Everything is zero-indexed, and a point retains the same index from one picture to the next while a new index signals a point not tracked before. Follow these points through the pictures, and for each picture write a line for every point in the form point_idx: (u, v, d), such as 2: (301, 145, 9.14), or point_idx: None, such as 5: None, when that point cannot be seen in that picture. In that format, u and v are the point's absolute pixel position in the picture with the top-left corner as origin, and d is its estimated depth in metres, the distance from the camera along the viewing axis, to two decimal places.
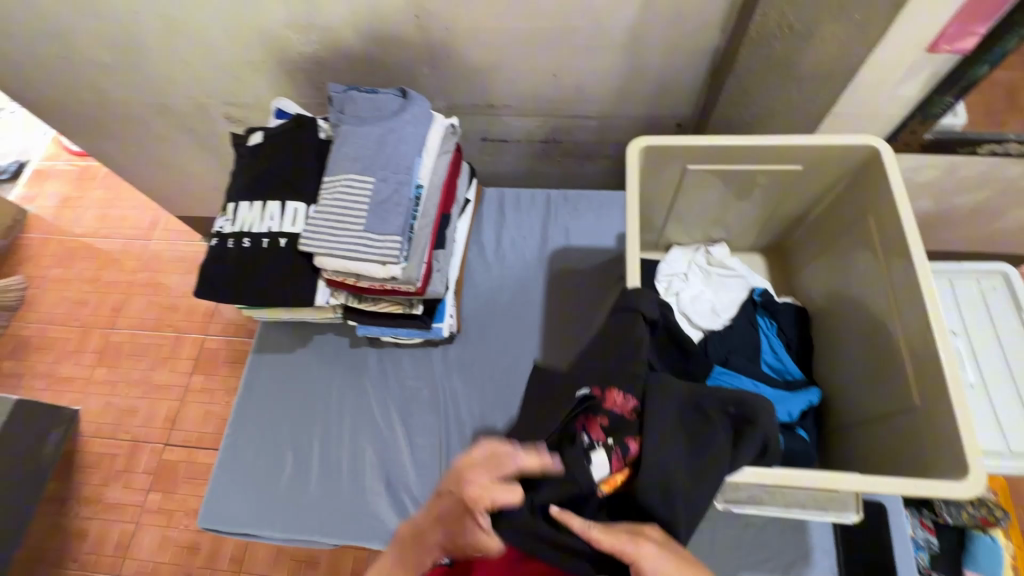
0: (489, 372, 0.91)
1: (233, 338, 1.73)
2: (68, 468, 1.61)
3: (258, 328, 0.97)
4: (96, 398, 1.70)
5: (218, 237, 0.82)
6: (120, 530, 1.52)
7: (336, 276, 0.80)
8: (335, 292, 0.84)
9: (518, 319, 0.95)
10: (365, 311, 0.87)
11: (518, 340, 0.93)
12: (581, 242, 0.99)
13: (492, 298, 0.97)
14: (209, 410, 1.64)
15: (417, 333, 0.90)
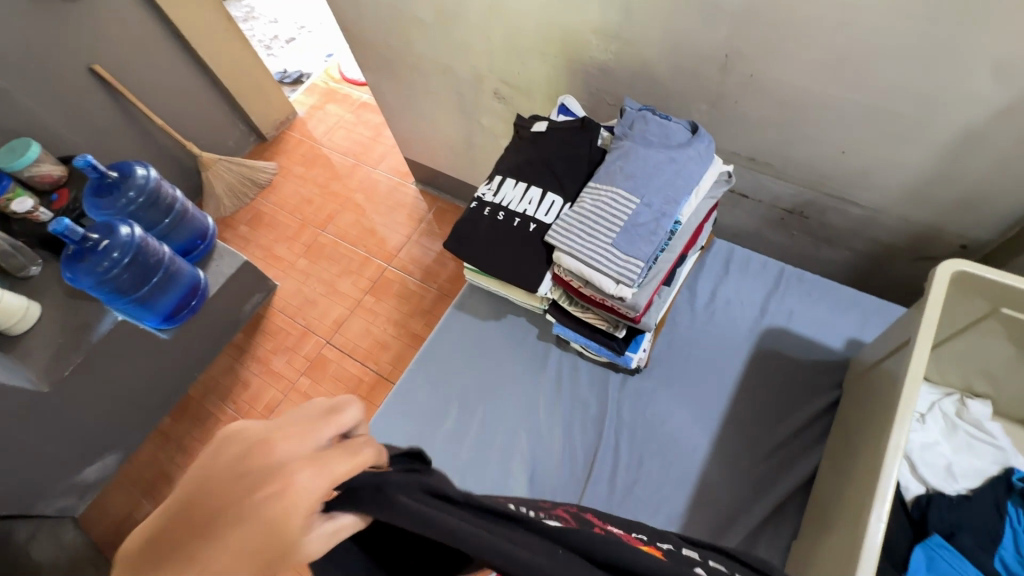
0: (661, 420, 0.89)
1: (408, 276, 1.91)
2: (254, 328, 1.91)
3: (465, 287, 1.07)
4: (292, 281, 1.99)
5: (478, 202, 0.91)
6: (271, 394, 1.77)
7: (565, 275, 0.83)
8: (554, 287, 0.88)
9: (707, 382, 0.91)
10: (570, 313, 0.90)
11: (700, 402, 0.89)
12: (804, 331, 0.92)
13: (688, 350, 0.94)
14: (369, 329, 1.84)
15: (607, 353, 0.92)
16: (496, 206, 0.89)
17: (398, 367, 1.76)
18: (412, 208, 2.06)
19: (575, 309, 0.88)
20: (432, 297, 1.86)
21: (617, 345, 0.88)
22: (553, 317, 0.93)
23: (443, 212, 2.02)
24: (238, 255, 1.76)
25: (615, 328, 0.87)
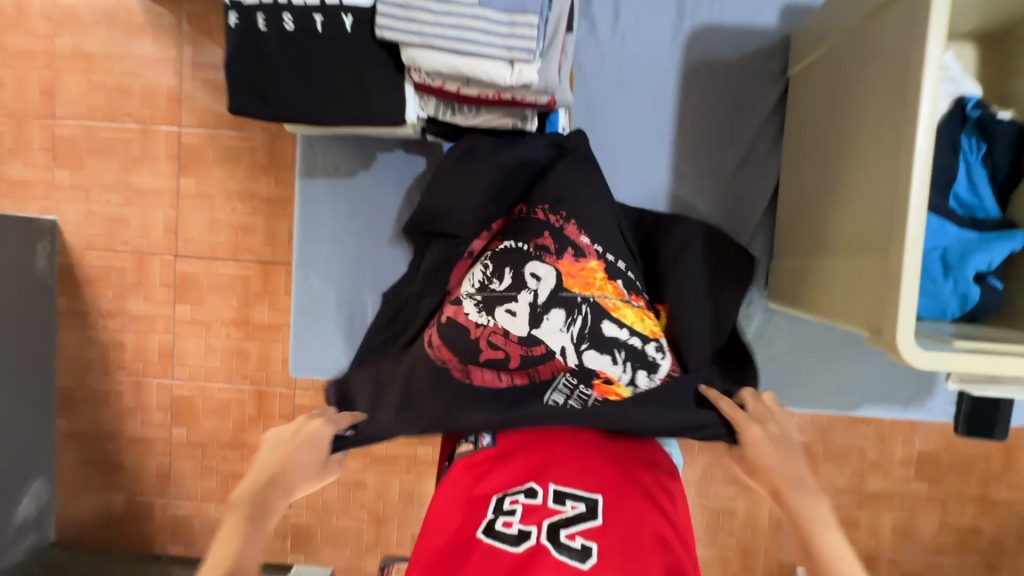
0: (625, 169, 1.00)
1: (217, 132, 1.44)
2: (73, 281, 1.48)
3: (301, 146, 1.00)
4: (72, 206, 1.47)
5: (240, 8, 0.75)
6: (159, 340, 1.49)
7: (439, 80, 0.76)
8: (425, 101, 0.81)
9: (651, 109, 0.99)
10: (464, 120, 0.84)
11: (649, 129, 0.99)
12: (727, 23, 0.97)
13: (624, 86, 0.99)
14: (215, 218, 1.46)
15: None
16: (272, 7, 0.75)
17: (278, 245, 1.46)
18: (155, 33, 1.43)
19: (468, 119, 0.83)
20: (264, 145, 1.44)
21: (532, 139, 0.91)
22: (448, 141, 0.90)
23: (199, 15, 1.42)
24: None
25: (524, 122, 0.85)
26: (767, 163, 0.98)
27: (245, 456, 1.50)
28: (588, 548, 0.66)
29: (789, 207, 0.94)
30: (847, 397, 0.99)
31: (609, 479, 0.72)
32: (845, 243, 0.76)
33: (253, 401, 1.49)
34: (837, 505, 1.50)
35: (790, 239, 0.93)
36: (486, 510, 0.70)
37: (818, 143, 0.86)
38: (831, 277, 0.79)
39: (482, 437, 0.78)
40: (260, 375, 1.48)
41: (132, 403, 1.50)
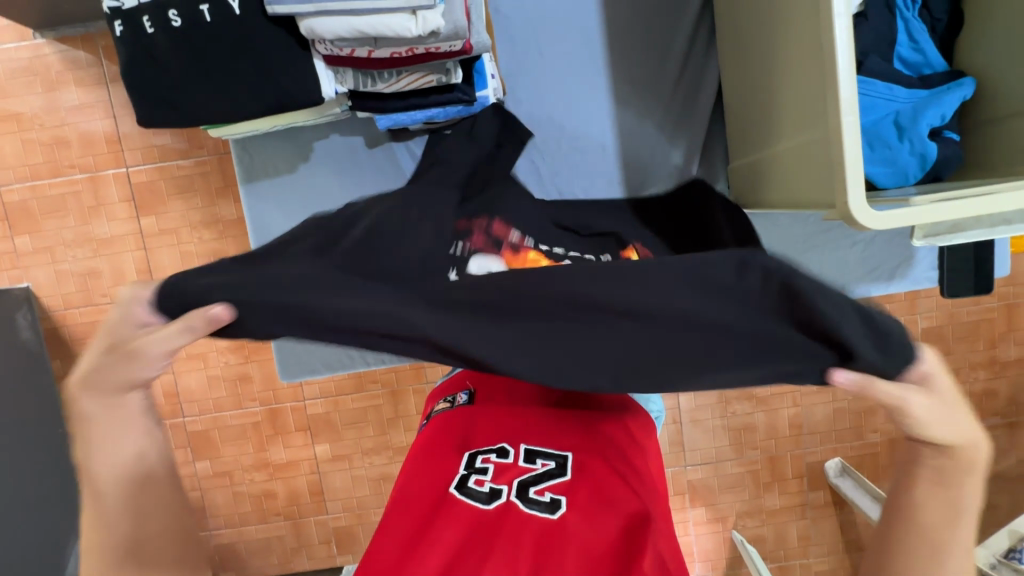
0: (561, 107, 0.97)
1: (164, 164, 1.41)
2: (63, 342, 1.48)
3: (237, 157, 0.97)
4: (41, 269, 1.45)
5: (123, 16, 0.73)
6: (161, 382, 1.49)
7: (344, 47, 0.73)
8: (340, 77, 0.79)
9: (577, 42, 0.96)
10: (382, 90, 0.81)
11: (580, 62, 0.96)
12: None
13: (547, 24, 0.95)
14: (184, 251, 1.44)
15: (460, 110, 0.88)
16: (157, 8, 0.72)
17: None
18: (76, 78, 1.39)
19: (391, 84, 0.80)
20: (215, 168, 1.41)
21: (463, 92, 0.83)
22: (377, 114, 0.85)
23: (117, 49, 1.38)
24: None
25: (449, 76, 0.80)
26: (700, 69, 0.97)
27: (272, 474, 1.52)
28: (557, 501, 0.60)
29: (734, 108, 0.93)
30: (829, 284, 0.99)
31: (581, 437, 0.68)
32: (790, 125, 0.75)
33: (267, 420, 1.50)
34: (853, 397, 1.52)
35: (741, 140, 0.92)
36: (457, 468, 0.65)
37: (747, 36, 0.84)
38: (783, 166, 0.78)
39: (459, 395, 0.75)
40: (267, 394, 1.49)
41: None
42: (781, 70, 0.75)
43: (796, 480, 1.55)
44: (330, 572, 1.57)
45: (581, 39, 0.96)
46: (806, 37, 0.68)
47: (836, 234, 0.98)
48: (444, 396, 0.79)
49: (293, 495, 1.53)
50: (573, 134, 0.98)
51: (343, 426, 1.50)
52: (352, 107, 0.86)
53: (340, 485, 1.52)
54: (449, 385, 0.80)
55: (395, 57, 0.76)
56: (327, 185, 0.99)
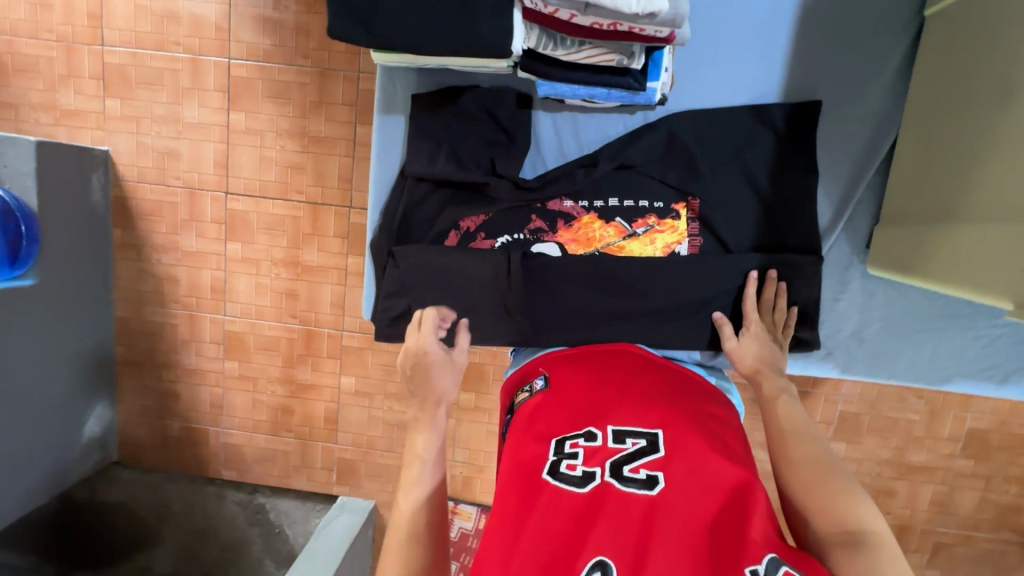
0: (718, 128, 0.94)
1: (266, 65, 1.39)
2: (127, 214, 1.50)
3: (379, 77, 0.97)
4: (124, 137, 1.46)
5: None
6: (211, 276, 1.51)
7: (544, 6, 0.70)
8: (524, 33, 0.74)
9: (751, 58, 0.93)
10: (559, 60, 0.77)
11: (749, 76, 0.93)
12: None
13: (726, 28, 0.92)
14: (265, 155, 1.43)
15: (624, 95, 0.84)
16: None
17: (327, 186, 1.43)
18: None
19: (570, 53, 0.76)
20: (314, 81, 1.39)
21: (634, 80, 0.80)
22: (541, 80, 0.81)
23: None
24: (18, 140, 1.25)
25: (630, 59, 0.77)
26: (887, 118, 0.93)
27: (294, 392, 1.55)
28: (654, 478, 0.65)
29: (905, 169, 0.90)
30: (939, 370, 0.98)
31: (666, 414, 0.73)
32: (981, 217, 0.73)
33: (302, 340, 1.52)
34: (877, 475, 1.50)
35: (904, 205, 0.90)
36: (547, 451, 0.70)
37: (967, 95, 0.79)
38: (964, 242, 0.75)
39: (535, 382, 0.83)
40: (308, 315, 1.50)
41: (187, 335, 1.55)
42: (1004, 142, 0.72)
43: None
44: (323, 497, 1.61)
45: (764, 47, 0.92)
46: None
47: (963, 320, 0.97)
48: (522, 386, 0.86)
49: (308, 416, 1.56)
50: (716, 158, 0.94)
51: (372, 365, 1.51)
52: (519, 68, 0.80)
53: (355, 418, 1.55)
54: (525, 375, 0.87)
55: (593, 27, 0.72)
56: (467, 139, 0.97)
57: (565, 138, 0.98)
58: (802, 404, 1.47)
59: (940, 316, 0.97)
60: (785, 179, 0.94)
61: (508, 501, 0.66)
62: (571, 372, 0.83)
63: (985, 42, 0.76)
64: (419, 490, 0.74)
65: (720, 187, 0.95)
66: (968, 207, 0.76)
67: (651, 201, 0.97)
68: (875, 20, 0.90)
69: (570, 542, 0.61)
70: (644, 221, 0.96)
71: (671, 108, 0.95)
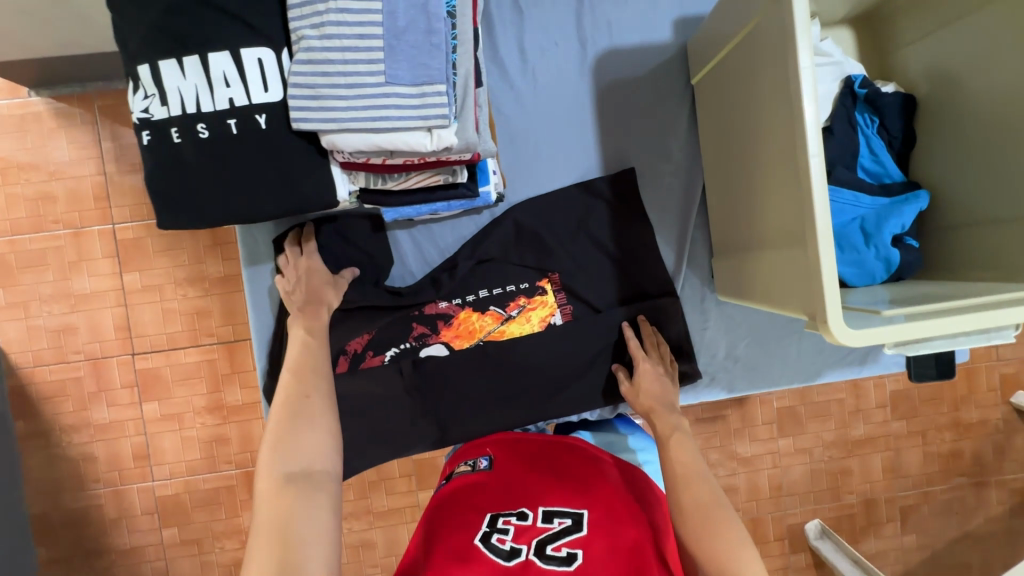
0: (555, 207, 1.03)
1: (152, 221, 1.41)
2: (28, 402, 1.41)
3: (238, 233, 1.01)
4: (12, 325, 1.40)
5: (149, 127, 0.77)
6: (131, 443, 1.43)
7: (357, 157, 0.77)
8: (352, 176, 0.82)
9: (566, 141, 1.05)
10: (392, 190, 0.85)
11: (569, 156, 1.05)
12: (629, 42, 1.04)
13: (537, 122, 1.04)
14: (166, 308, 1.42)
15: (463, 203, 0.92)
16: (184, 120, 0.76)
17: (237, 322, 1.43)
18: (69, 134, 1.39)
19: (399, 183, 0.84)
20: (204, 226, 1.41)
21: (467, 189, 0.88)
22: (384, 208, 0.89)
23: (114, 108, 1.39)
24: None
25: (455, 175, 0.85)
26: (690, 163, 1.06)
27: (244, 541, 1.46)
28: (573, 555, 0.68)
29: (715, 200, 0.99)
30: (810, 367, 1.07)
31: (592, 496, 0.77)
32: (761, 239, 0.81)
33: (242, 484, 1.45)
34: (829, 458, 1.57)
35: (722, 233, 0.99)
36: (479, 526, 0.73)
37: (733, 132, 0.88)
38: (764, 267, 0.81)
39: (479, 461, 0.86)
40: (244, 456, 1.44)
41: (116, 513, 1.44)
42: (757, 177, 0.79)
43: (778, 543, 1.56)
44: None
45: (574, 130, 1.04)
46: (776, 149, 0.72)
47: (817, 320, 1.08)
48: (465, 461, 0.89)
49: None
50: (561, 232, 1.04)
51: None
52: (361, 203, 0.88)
53: None
54: (469, 453, 0.91)
55: (408, 162, 0.80)
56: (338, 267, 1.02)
57: (424, 248, 1.05)
58: (741, 412, 1.53)
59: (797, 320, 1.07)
60: (626, 238, 1.04)
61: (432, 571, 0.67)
62: (512, 455, 0.87)
63: (727, 84, 0.86)
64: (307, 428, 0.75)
65: (580, 255, 1.04)
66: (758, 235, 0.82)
67: (517, 284, 1.03)
68: (659, 87, 1.04)
69: None
70: (516, 303, 1.02)
71: (512, 201, 1.04)
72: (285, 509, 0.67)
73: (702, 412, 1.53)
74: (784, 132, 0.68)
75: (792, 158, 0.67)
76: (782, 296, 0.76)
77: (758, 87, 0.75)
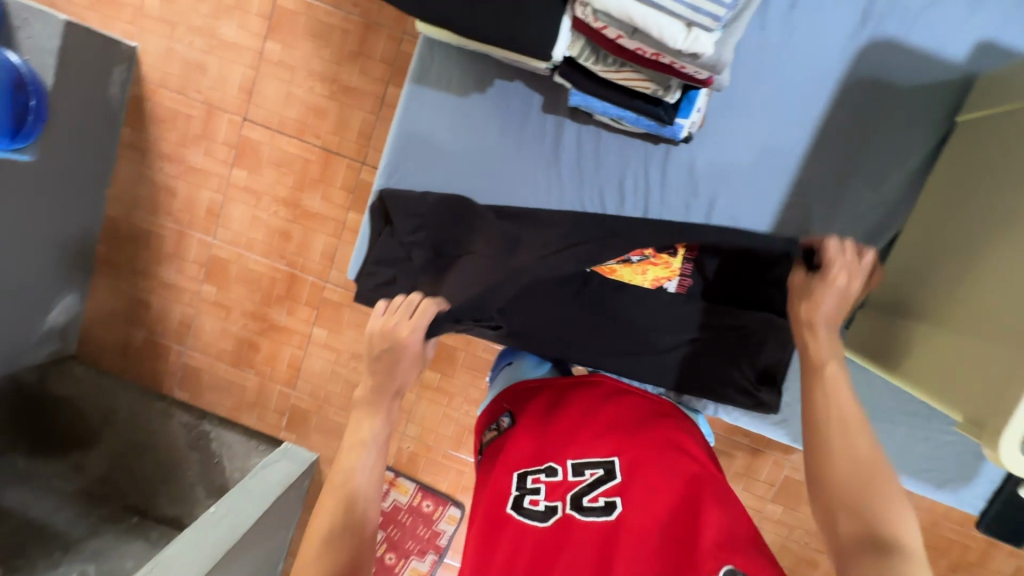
0: (736, 176, 0.97)
1: (313, 2, 1.37)
2: (140, 115, 1.47)
3: (422, 45, 0.98)
4: (154, 38, 1.43)
5: None
6: (209, 197, 1.49)
7: (593, 23, 0.70)
8: (570, 41, 0.75)
9: (786, 118, 0.95)
10: (599, 75, 0.79)
11: (779, 133, 0.95)
12: (915, 46, 0.91)
13: (766, 82, 0.94)
14: (291, 91, 1.42)
15: (651, 125, 0.86)
16: None
17: (346, 137, 1.42)
18: None
19: (608, 71, 0.77)
20: (357, 31, 1.37)
21: (665, 112, 0.81)
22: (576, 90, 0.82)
23: None
24: (48, 15, 1.22)
25: (665, 92, 0.77)
26: (894, 203, 0.96)
27: (264, 329, 1.55)
28: (612, 503, 0.65)
29: (898, 261, 0.93)
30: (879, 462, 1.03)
31: (619, 438, 0.73)
32: (957, 323, 0.77)
33: (285, 281, 1.51)
34: (805, 543, 1.53)
35: (888, 294, 0.94)
36: (510, 488, 0.72)
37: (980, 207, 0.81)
38: (940, 352, 0.79)
39: (503, 422, 0.86)
40: (296, 259, 1.49)
41: (172, 249, 1.54)
42: (994, 261, 0.75)
43: None
44: (269, 439, 1.61)
45: (799, 110, 0.94)
46: None
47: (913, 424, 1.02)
48: (489, 426, 0.88)
49: (272, 356, 1.56)
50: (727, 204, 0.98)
51: (347, 322, 1.51)
52: (557, 72, 0.82)
53: (317, 370, 1.55)
54: (492, 413, 0.90)
55: (636, 52, 0.72)
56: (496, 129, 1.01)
57: (585, 153, 1.00)
58: (749, 461, 1.49)
59: (895, 413, 1.02)
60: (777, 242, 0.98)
61: (480, 551, 0.67)
62: (535, 411, 0.83)
63: (1010, 157, 0.78)
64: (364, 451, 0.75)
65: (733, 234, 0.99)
66: (948, 316, 0.79)
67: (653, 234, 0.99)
68: (910, 109, 0.93)
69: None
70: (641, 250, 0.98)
71: (694, 149, 0.97)
72: (325, 523, 0.67)
73: (714, 440, 1.49)
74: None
75: None
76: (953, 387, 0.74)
77: None
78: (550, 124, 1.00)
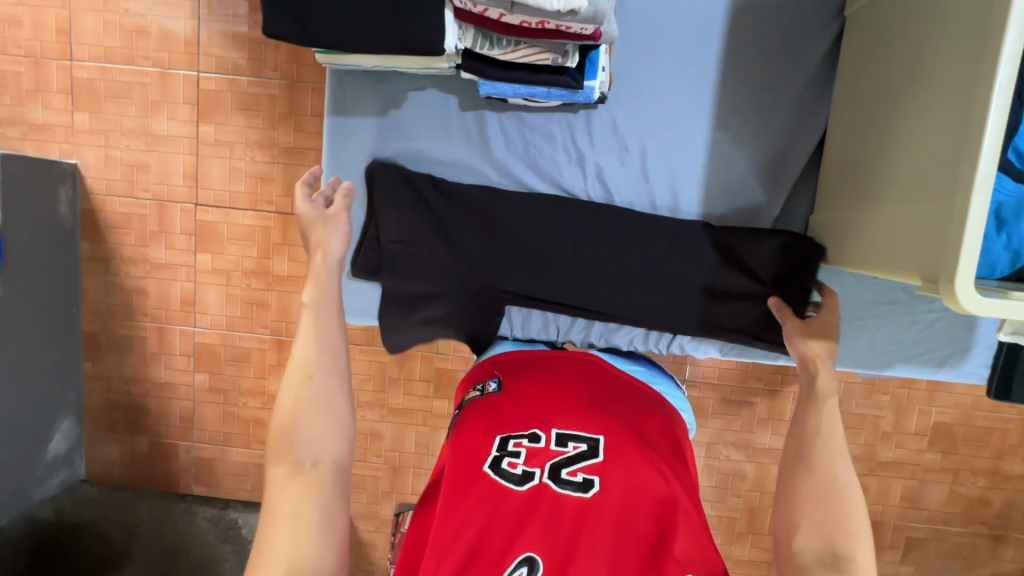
0: (659, 123, 0.99)
1: (235, 78, 1.41)
2: (95, 227, 1.49)
3: (333, 82, 1.01)
4: (91, 150, 1.46)
5: None
6: (181, 288, 1.50)
7: (475, 8, 0.73)
8: (462, 34, 0.78)
9: (689, 57, 0.98)
10: (498, 59, 0.81)
11: (686, 73, 0.98)
12: None
13: (662, 29, 0.97)
14: (234, 166, 1.44)
15: (564, 94, 0.88)
16: None
17: (297, 196, 1.44)
18: None
19: (506, 53, 0.80)
20: (283, 93, 1.41)
21: (571, 78, 0.84)
22: (483, 80, 0.84)
23: None
24: None
25: (565, 58, 0.81)
26: (813, 110, 0.98)
27: (265, 403, 1.54)
28: (590, 482, 0.69)
29: (834, 161, 0.96)
30: (878, 357, 1.04)
31: (609, 424, 0.76)
32: (894, 198, 0.79)
33: (273, 349, 1.51)
34: None
35: (833, 193, 0.96)
36: (491, 448, 0.73)
37: (887, 85, 0.84)
38: (880, 229, 0.82)
39: (488, 384, 0.83)
40: (279, 324, 1.50)
41: (156, 348, 1.53)
42: (906, 139, 0.78)
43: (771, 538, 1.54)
44: None
45: (699, 47, 0.97)
46: (950, 109, 0.70)
47: (898, 311, 1.03)
48: (473, 385, 0.87)
49: None
50: (660, 151, 1.00)
51: None
52: (460, 67, 0.84)
53: None
54: (479, 373, 0.88)
55: (523, 26, 0.75)
56: (425, 134, 1.03)
57: (511, 138, 1.02)
58: (771, 404, 1.48)
59: (878, 306, 1.03)
60: (716, 175, 1.01)
61: (446, 503, 0.67)
62: (520, 375, 0.84)
63: (902, 32, 0.81)
64: (315, 414, 0.71)
65: (676, 179, 1.01)
66: (881, 197, 0.82)
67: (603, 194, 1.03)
68: (802, 20, 0.96)
69: (503, 543, 0.64)
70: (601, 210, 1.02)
71: (613, 107, 0.99)
72: (290, 506, 0.66)
73: (730, 394, 1.48)
74: (959, 97, 0.68)
75: (970, 122, 0.66)
76: (898, 256, 0.77)
77: (941, 35, 0.73)
78: (473, 120, 1.02)
